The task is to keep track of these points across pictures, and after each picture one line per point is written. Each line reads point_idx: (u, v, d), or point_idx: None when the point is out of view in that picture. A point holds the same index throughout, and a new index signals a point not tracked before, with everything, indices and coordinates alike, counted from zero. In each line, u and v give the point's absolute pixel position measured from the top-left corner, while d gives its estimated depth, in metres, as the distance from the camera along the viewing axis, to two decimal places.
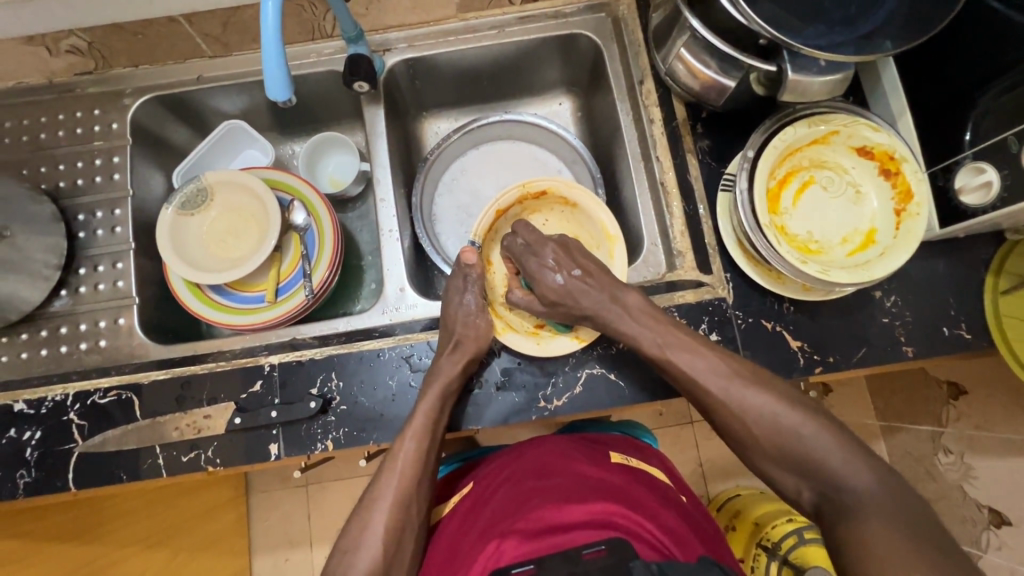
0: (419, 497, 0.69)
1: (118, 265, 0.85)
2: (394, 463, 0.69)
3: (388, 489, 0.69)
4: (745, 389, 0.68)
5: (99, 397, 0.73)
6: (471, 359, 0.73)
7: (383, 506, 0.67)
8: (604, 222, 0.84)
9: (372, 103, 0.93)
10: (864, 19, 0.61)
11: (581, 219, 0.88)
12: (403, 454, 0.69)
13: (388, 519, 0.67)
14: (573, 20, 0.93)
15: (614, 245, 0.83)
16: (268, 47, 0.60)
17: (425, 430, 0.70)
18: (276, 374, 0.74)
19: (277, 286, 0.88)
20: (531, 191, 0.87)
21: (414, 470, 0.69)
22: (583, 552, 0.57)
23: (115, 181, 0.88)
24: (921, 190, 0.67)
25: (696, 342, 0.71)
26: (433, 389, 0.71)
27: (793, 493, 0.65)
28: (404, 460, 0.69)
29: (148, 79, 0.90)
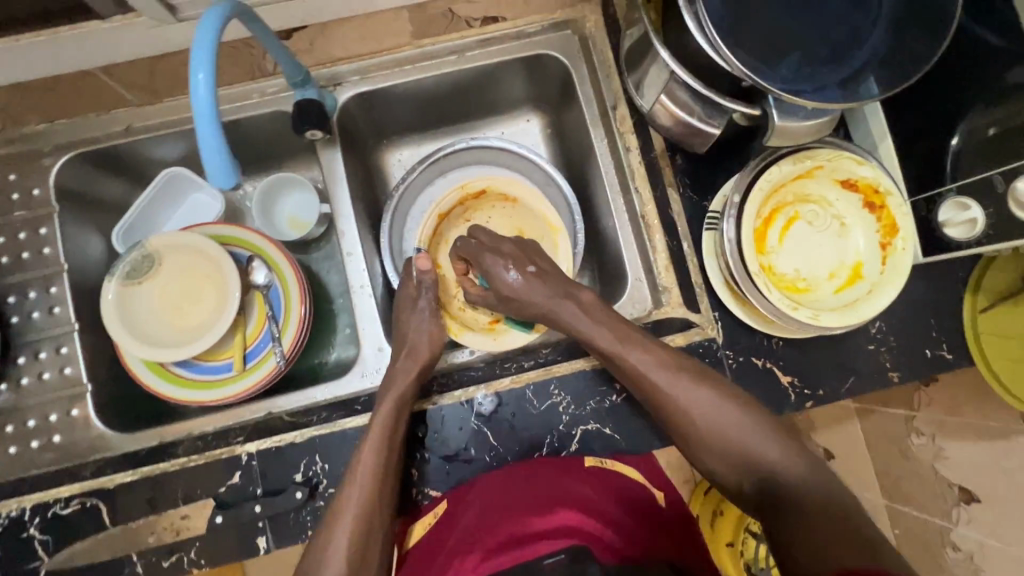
0: (383, 511, 0.65)
1: (63, 350, 0.77)
2: (353, 479, 0.65)
3: (350, 505, 0.64)
4: (698, 388, 0.67)
5: (60, 508, 0.68)
6: (424, 367, 0.73)
7: (342, 522, 0.63)
8: (547, 215, 0.90)
9: (328, 147, 0.85)
10: (849, 59, 0.58)
11: (521, 212, 0.94)
12: (361, 467, 0.65)
13: (351, 541, 0.62)
14: (537, 40, 0.86)
15: (558, 236, 0.90)
16: (203, 126, 0.53)
17: (383, 441, 0.66)
18: (255, 464, 0.69)
19: (244, 352, 0.83)
20: (471, 191, 0.93)
21: (375, 483, 0.65)
22: (544, 562, 0.54)
23: (46, 256, 0.79)
24: (906, 225, 0.66)
25: (682, 370, 0.68)
26: (388, 397, 0.69)
27: (732, 487, 0.65)
28: (363, 473, 0.65)
29: (66, 134, 0.79)
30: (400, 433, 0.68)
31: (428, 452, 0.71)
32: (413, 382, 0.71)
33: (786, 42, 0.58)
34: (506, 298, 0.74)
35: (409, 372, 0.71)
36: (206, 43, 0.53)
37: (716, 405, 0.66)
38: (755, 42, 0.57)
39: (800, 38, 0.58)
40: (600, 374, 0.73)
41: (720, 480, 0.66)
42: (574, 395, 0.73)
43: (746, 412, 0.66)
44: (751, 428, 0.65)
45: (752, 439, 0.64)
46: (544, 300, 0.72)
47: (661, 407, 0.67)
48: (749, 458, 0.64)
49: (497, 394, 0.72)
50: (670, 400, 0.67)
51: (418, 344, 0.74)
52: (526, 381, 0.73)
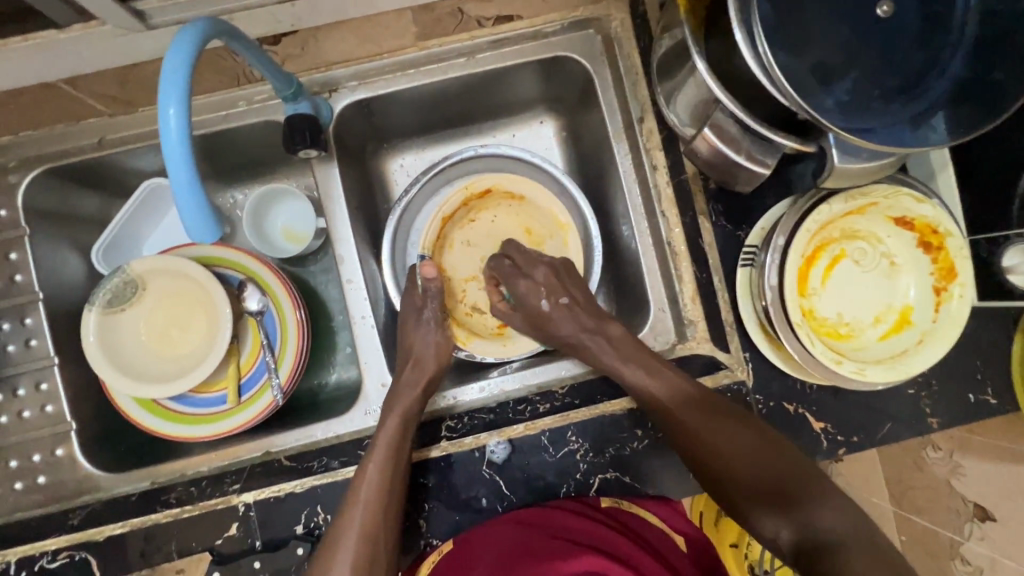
0: (385, 535, 0.62)
1: (43, 385, 0.72)
2: (354, 497, 0.63)
3: (353, 523, 0.62)
4: (726, 427, 0.64)
5: (47, 561, 0.64)
6: (429, 380, 0.72)
7: (347, 542, 0.61)
8: (556, 213, 0.85)
9: (323, 162, 0.78)
10: (924, 91, 0.51)
11: (529, 211, 0.88)
12: (364, 483, 0.63)
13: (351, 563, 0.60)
14: (556, 41, 0.77)
15: (568, 232, 0.85)
16: (173, 155, 0.45)
17: (389, 460, 0.64)
18: (253, 515, 0.65)
19: (239, 384, 0.77)
20: (475, 191, 0.86)
21: (378, 503, 0.62)
22: None
23: (19, 283, 0.72)
24: (966, 270, 0.59)
25: (714, 411, 0.64)
26: (392, 413, 0.67)
27: (769, 534, 0.61)
28: (366, 491, 0.62)
29: (33, 148, 0.72)
30: (406, 452, 0.65)
31: (437, 502, 0.67)
32: (419, 397, 0.69)
33: (851, 70, 0.50)
34: (535, 323, 0.75)
35: (415, 388, 0.70)
36: (176, 70, 0.45)
37: (744, 444, 0.63)
38: (816, 70, 0.49)
39: (869, 66, 0.50)
40: (622, 419, 0.68)
41: (756, 524, 0.62)
42: (593, 442, 0.68)
43: (772, 452, 0.62)
44: (782, 468, 0.62)
45: (785, 482, 0.61)
46: (576, 334, 0.72)
47: (689, 441, 0.64)
48: (780, 498, 0.60)
49: (510, 441, 0.67)
50: (697, 436, 0.64)
51: (423, 357, 0.73)
52: (542, 427, 0.68)
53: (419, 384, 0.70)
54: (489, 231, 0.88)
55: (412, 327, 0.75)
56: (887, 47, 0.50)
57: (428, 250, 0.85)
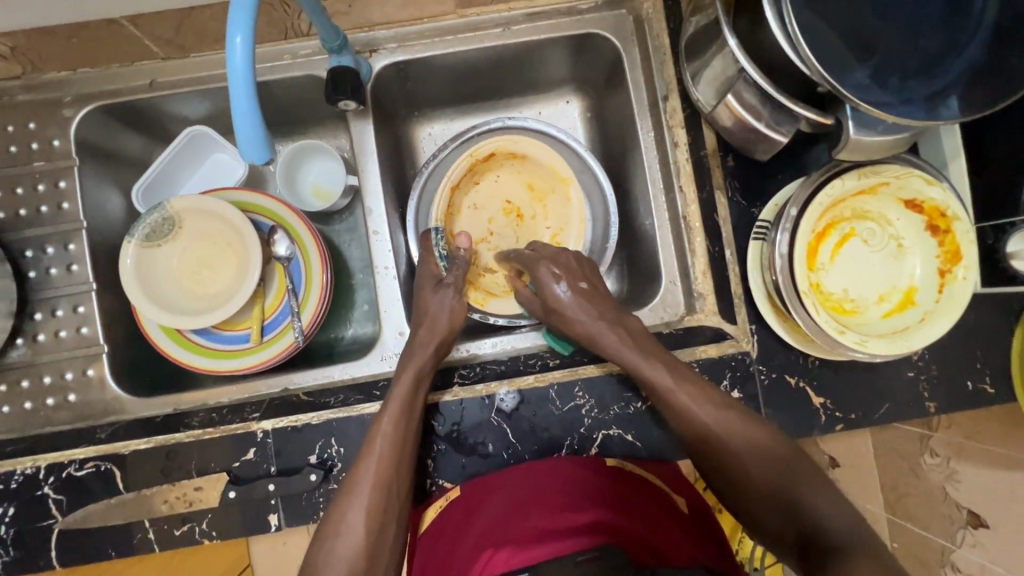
0: (400, 484, 0.64)
1: (80, 309, 0.76)
2: (369, 451, 0.64)
3: (367, 476, 0.63)
4: (732, 422, 0.64)
5: (75, 469, 0.67)
6: (442, 342, 0.72)
7: (360, 494, 0.61)
8: (556, 165, 0.86)
9: (359, 118, 0.81)
10: (940, 70, 0.53)
11: (530, 167, 0.89)
12: (379, 436, 0.64)
13: (366, 513, 0.61)
14: (589, 18, 0.81)
15: (568, 187, 0.86)
16: (236, 77, 0.48)
17: (403, 411, 0.66)
18: (270, 441, 0.68)
19: (262, 324, 0.81)
20: (479, 156, 0.86)
21: (393, 452, 0.64)
22: (578, 558, 0.52)
23: (65, 211, 0.76)
24: (971, 253, 0.61)
25: (727, 406, 0.66)
26: (407, 369, 0.68)
27: (772, 530, 0.59)
28: (382, 444, 0.64)
29: (88, 84, 0.76)
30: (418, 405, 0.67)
31: (445, 444, 0.70)
32: (430, 353, 0.70)
33: (870, 45, 0.53)
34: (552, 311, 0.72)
35: (426, 344, 0.71)
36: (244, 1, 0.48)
37: (750, 436, 0.63)
38: (837, 43, 0.52)
39: (887, 44, 0.53)
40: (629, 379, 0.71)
41: (766, 523, 0.60)
42: (599, 399, 0.71)
43: (774, 442, 0.63)
44: (788, 458, 0.61)
45: (790, 477, 0.59)
46: (589, 326, 0.70)
47: (700, 438, 0.65)
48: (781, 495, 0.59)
49: (519, 391, 0.70)
50: (703, 430, 0.64)
51: (437, 320, 0.73)
52: (551, 380, 0.71)
53: (431, 340, 0.71)
54: (494, 191, 0.90)
55: (430, 280, 0.78)
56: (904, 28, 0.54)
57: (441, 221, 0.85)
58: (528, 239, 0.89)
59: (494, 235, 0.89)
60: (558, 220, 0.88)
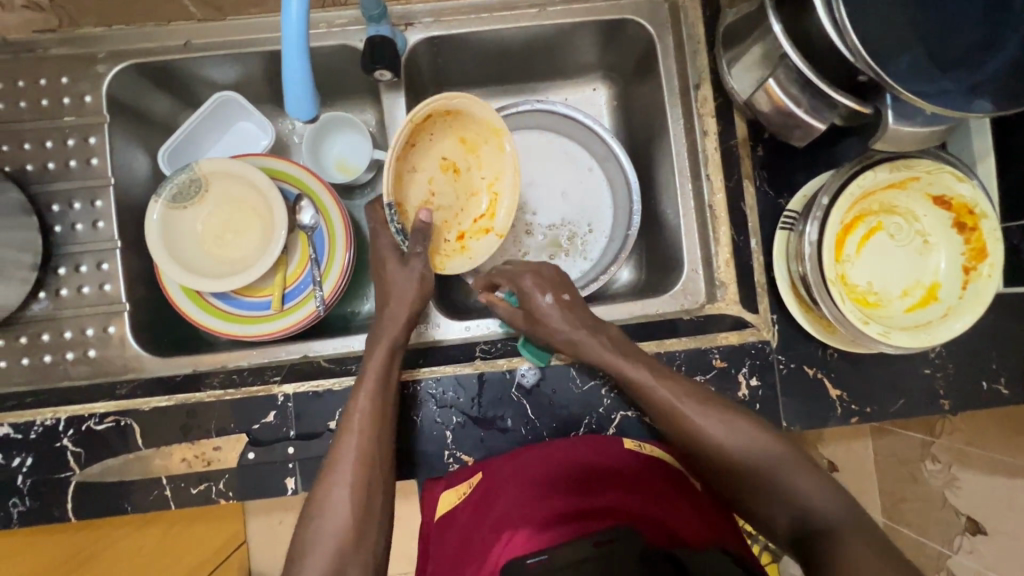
0: (380, 461, 0.63)
1: (104, 266, 0.76)
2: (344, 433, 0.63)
3: (347, 457, 0.62)
4: (705, 414, 0.63)
5: (94, 423, 0.67)
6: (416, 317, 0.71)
7: (343, 473, 0.61)
8: (487, 119, 0.75)
9: (391, 91, 0.81)
10: (981, 65, 0.54)
11: (462, 120, 0.76)
12: (352, 416, 0.63)
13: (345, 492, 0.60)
14: (625, 3, 0.81)
15: (501, 138, 0.77)
16: (288, 39, 0.49)
17: (378, 388, 0.65)
18: (290, 405, 0.68)
19: (284, 292, 0.81)
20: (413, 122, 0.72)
21: (369, 428, 0.63)
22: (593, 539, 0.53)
23: (93, 167, 0.76)
24: (996, 251, 0.62)
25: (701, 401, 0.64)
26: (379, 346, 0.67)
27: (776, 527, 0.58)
28: (358, 423, 0.63)
29: (125, 41, 0.76)
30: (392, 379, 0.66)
31: (463, 417, 0.70)
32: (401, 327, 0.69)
33: (914, 36, 0.54)
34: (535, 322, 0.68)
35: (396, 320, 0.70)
36: None
37: (721, 425, 0.62)
38: (881, 33, 0.53)
39: (930, 37, 0.54)
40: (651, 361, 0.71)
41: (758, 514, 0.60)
42: (618, 380, 0.71)
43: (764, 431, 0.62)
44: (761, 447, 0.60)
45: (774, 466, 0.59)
46: (572, 336, 0.66)
47: (676, 429, 0.63)
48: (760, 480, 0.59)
49: (541, 368, 0.71)
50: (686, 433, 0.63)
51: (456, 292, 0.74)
52: (572, 358, 0.71)
53: (402, 316, 0.70)
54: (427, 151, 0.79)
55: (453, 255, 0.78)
56: (946, 25, 0.55)
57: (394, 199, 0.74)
58: (467, 190, 0.81)
59: (435, 196, 0.80)
60: (494, 173, 0.79)
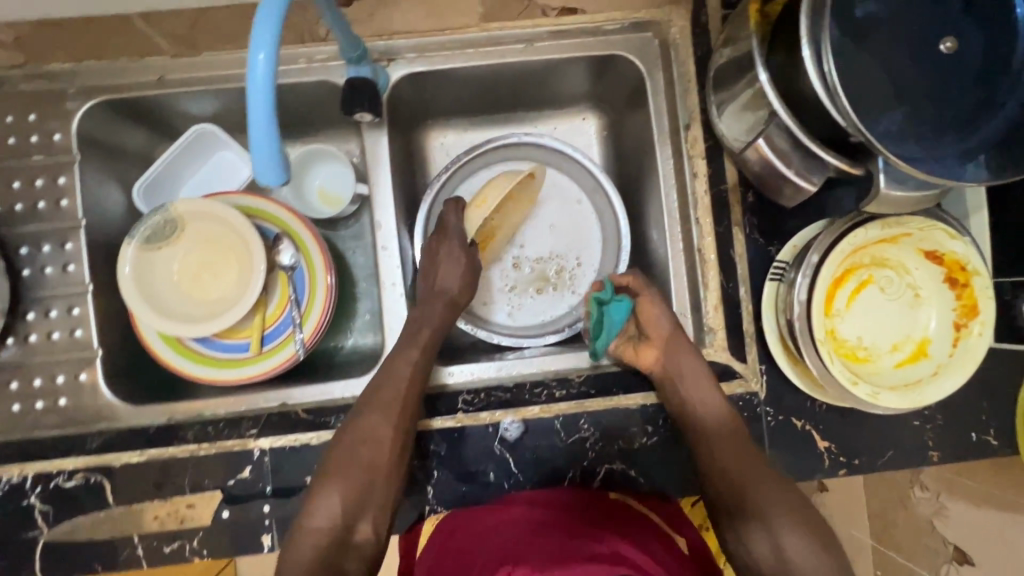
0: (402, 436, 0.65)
1: (75, 311, 0.73)
2: (371, 407, 0.65)
3: (372, 431, 0.63)
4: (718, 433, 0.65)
5: (64, 480, 0.66)
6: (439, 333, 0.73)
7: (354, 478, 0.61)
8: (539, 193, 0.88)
9: (374, 130, 0.79)
10: (974, 129, 0.53)
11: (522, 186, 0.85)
12: (383, 393, 0.66)
13: (364, 464, 0.62)
14: (615, 39, 0.78)
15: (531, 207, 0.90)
16: (255, 100, 0.46)
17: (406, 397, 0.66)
18: (267, 460, 0.67)
19: (262, 334, 0.79)
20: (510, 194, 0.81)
21: (396, 406, 0.65)
22: None
23: (64, 208, 0.74)
24: (988, 309, 0.61)
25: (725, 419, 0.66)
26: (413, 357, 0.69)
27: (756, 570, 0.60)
28: (388, 399, 0.65)
29: (94, 77, 0.73)
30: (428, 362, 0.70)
31: (445, 471, 0.69)
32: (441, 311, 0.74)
33: (907, 100, 0.52)
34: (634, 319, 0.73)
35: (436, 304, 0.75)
36: (270, 16, 0.46)
37: (730, 446, 0.64)
38: (874, 97, 0.51)
39: (924, 100, 0.52)
40: (636, 414, 0.70)
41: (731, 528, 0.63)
42: (603, 433, 0.69)
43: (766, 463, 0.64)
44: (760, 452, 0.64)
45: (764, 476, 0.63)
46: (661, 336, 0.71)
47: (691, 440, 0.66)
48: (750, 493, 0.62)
49: (524, 420, 0.69)
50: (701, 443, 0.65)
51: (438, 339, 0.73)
52: (557, 412, 0.69)
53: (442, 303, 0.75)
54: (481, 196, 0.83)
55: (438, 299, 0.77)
56: (943, 86, 0.53)
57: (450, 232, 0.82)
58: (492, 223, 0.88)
59: None
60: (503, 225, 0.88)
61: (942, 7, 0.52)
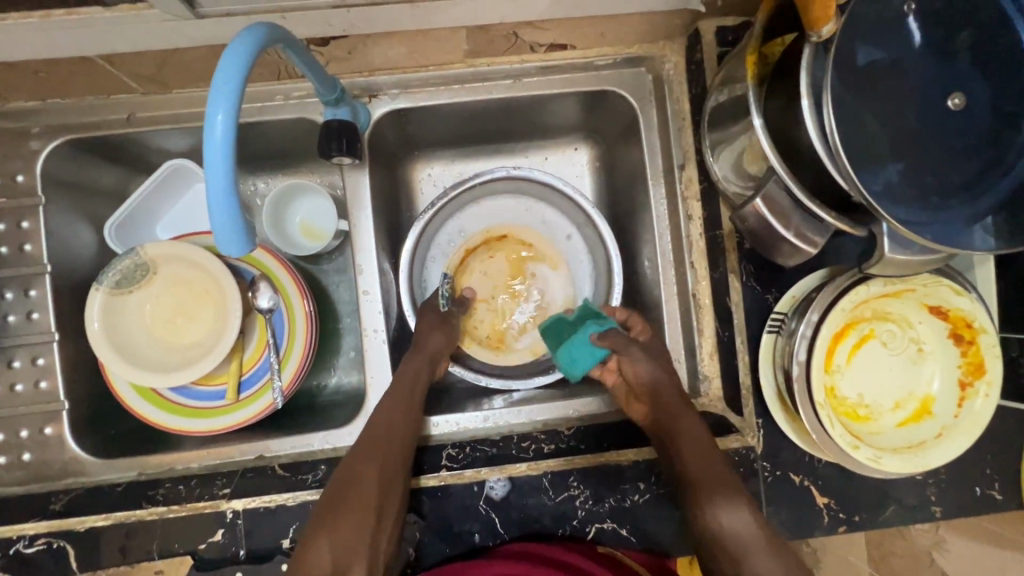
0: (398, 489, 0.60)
1: (40, 361, 0.70)
2: (364, 453, 0.60)
3: (370, 481, 0.58)
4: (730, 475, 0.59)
5: (23, 546, 0.61)
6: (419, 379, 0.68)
7: (333, 529, 0.53)
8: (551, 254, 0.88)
9: (354, 170, 0.75)
10: (983, 189, 0.50)
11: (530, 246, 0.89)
12: (379, 439, 0.61)
13: (359, 517, 0.55)
14: (606, 75, 0.75)
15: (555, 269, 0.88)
16: (211, 163, 0.42)
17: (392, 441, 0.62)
18: (240, 523, 0.63)
19: (239, 380, 0.75)
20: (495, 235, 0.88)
21: (392, 453, 0.61)
22: None
23: (28, 253, 0.70)
24: (995, 369, 0.59)
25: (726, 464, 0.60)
26: (395, 399, 0.66)
27: None
28: (383, 444, 0.61)
29: (61, 115, 0.70)
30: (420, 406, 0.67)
31: (426, 532, 0.65)
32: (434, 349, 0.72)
33: (910, 159, 0.49)
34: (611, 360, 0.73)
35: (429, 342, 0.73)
36: (231, 73, 0.42)
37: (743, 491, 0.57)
38: (876, 156, 0.48)
39: (930, 160, 0.49)
40: (627, 471, 0.67)
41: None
42: (593, 490, 0.66)
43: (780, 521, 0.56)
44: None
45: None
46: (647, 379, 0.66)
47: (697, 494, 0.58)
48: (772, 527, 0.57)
49: (510, 479, 0.66)
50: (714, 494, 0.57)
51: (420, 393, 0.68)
52: (544, 469, 0.66)
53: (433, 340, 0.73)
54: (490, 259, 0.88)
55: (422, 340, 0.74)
56: (953, 144, 0.50)
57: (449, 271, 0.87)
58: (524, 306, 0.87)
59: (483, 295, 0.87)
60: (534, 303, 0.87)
61: (949, 60, 0.49)
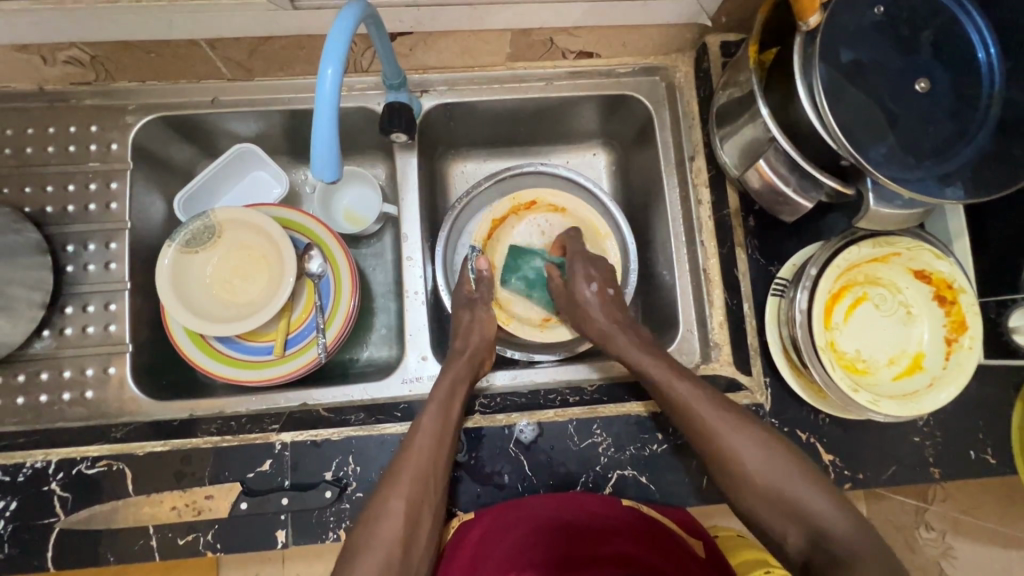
0: (430, 508, 0.64)
1: (111, 306, 0.77)
2: (395, 481, 0.63)
3: (395, 514, 0.61)
4: (745, 443, 0.62)
5: (85, 467, 0.67)
6: (472, 356, 0.75)
7: (399, 490, 0.62)
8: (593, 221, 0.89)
9: (406, 151, 0.86)
10: (950, 156, 0.59)
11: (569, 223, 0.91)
12: (406, 466, 0.64)
13: (387, 549, 0.59)
14: (625, 81, 0.87)
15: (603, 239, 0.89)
16: (322, 107, 0.52)
17: (440, 408, 0.68)
18: (287, 454, 0.68)
19: (287, 337, 0.81)
20: (523, 203, 0.90)
21: (421, 476, 0.64)
22: None
23: (112, 211, 0.79)
24: (976, 324, 0.66)
25: (737, 421, 0.64)
26: (446, 375, 0.72)
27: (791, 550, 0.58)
28: (411, 470, 0.63)
29: (154, 96, 0.80)
30: (455, 421, 0.69)
31: (461, 471, 0.71)
32: (465, 363, 0.74)
33: (891, 128, 0.59)
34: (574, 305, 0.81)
35: (462, 356, 0.75)
36: (342, 33, 0.53)
37: (758, 451, 0.62)
38: (860, 123, 0.58)
39: (907, 130, 0.59)
40: (645, 421, 0.73)
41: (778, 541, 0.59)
42: (615, 439, 0.72)
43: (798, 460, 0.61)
44: (791, 472, 0.60)
45: (804, 491, 0.59)
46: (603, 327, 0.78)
47: (711, 445, 0.64)
48: (777, 506, 0.59)
49: (539, 424, 0.71)
50: (726, 452, 0.63)
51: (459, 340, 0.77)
52: (570, 416, 0.72)
53: (465, 351, 0.76)
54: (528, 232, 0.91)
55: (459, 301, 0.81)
56: (923, 118, 0.60)
57: (479, 244, 0.88)
58: None
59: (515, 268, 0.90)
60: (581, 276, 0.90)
61: (916, 53, 0.60)
